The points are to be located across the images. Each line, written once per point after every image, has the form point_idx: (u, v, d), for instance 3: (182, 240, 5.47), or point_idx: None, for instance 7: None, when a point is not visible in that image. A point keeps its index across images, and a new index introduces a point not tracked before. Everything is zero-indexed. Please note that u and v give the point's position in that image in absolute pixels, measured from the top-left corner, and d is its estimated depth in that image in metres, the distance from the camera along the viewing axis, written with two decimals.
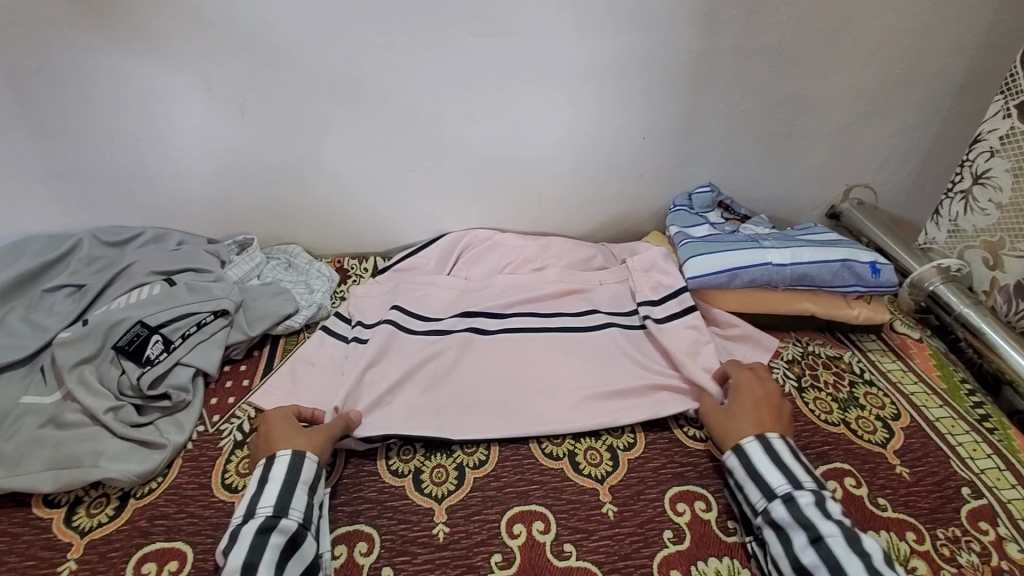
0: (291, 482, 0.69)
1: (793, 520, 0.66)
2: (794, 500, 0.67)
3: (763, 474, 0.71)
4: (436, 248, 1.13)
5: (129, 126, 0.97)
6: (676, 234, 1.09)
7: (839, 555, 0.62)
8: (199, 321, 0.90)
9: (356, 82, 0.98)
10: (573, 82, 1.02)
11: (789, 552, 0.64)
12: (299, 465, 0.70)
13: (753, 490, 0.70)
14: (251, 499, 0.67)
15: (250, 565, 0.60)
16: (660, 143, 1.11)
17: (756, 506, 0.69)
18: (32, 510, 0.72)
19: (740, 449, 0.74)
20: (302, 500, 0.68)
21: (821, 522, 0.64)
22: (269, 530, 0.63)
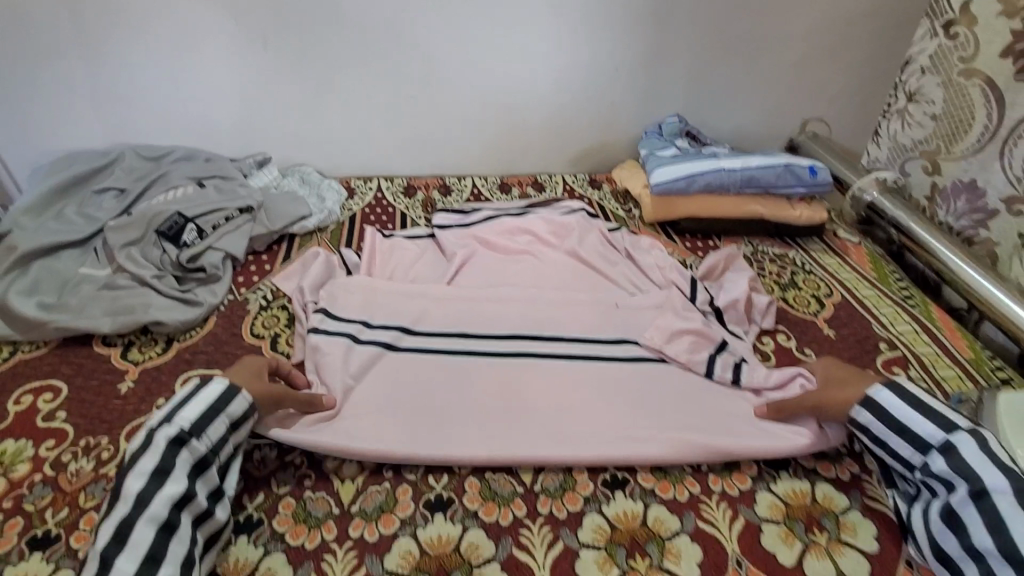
0: (216, 404, 0.66)
1: (952, 468, 0.63)
2: (953, 449, 0.63)
3: (911, 427, 0.67)
4: (424, 246, 1.10)
5: (167, 50, 1.12)
6: (646, 156, 1.24)
7: (1001, 507, 0.58)
8: (227, 215, 1.05)
9: (362, 10, 1.11)
10: (554, 14, 1.16)
11: (945, 504, 0.62)
12: (230, 398, 0.67)
13: (900, 444, 0.68)
14: (166, 411, 0.64)
15: (162, 472, 0.59)
16: (632, 74, 1.25)
17: (910, 461, 0.67)
18: (93, 347, 0.85)
19: (870, 399, 0.70)
20: (221, 429, 0.66)
21: (982, 470, 0.60)
22: (183, 445, 0.61)
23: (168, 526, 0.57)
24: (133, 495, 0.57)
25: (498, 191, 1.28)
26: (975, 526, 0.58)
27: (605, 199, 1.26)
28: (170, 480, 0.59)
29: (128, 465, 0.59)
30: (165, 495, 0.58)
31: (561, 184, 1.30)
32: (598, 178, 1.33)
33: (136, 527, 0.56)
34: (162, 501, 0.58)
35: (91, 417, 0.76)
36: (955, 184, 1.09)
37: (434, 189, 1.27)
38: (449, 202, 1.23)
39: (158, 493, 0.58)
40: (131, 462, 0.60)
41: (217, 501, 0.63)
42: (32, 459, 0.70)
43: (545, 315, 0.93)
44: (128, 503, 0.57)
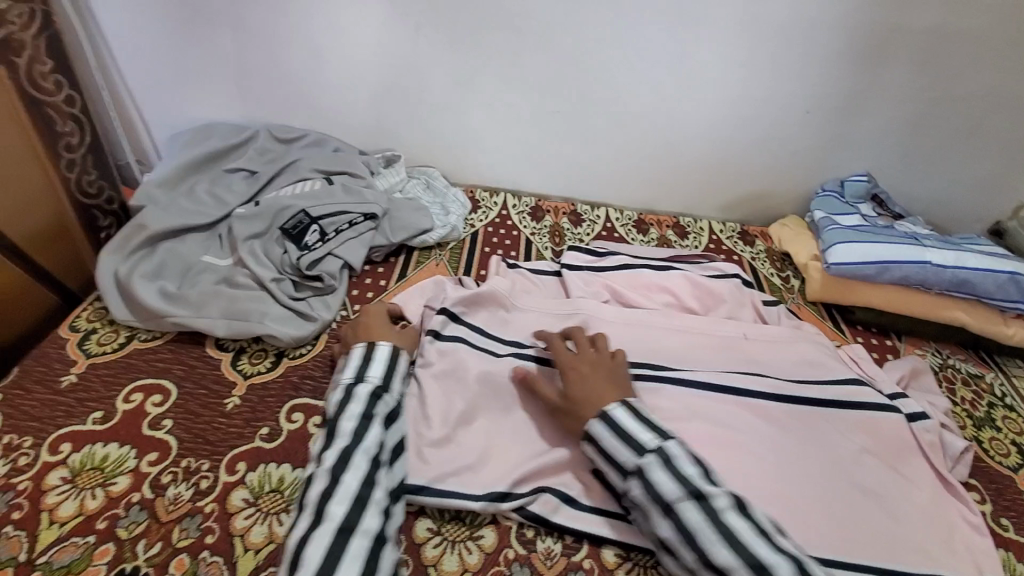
0: (392, 365, 0.75)
1: (645, 494, 0.62)
2: (644, 471, 0.62)
3: (611, 452, 0.65)
4: (547, 284, 0.98)
5: (316, 32, 1.04)
6: (821, 220, 1.05)
7: (691, 523, 0.58)
8: (351, 220, 0.98)
9: (529, 14, 0.98)
10: (749, 40, 0.98)
11: (653, 527, 0.62)
12: (399, 354, 0.77)
13: (610, 472, 0.66)
14: (355, 367, 0.73)
15: (368, 416, 0.67)
16: (824, 121, 1.06)
17: (617, 485, 0.66)
18: (207, 350, 0.83)
19: (590, 435, 0.67)
20: (399, 385, 0.74)
21: (665, 486, 0.60)
22: (378, 396, 0.69)
23: (378, 461, 0.63)
24: (348, 432, 0.64)
25: (634, 229, 1.14)
26: (684, 545, 0.59)
27: (759, 258, 1.09)
28: (375, 423, 0.66)
29: (339, 410, 0.67)
30: (373, 434, 0.65)
31: (706, 231, 1.14)
32: (750, 231, 1.16)
33: (357, 455, 0.62)
34: (371, 441, 0.64)
35: (195, 434, 0.72)
36: None
37: (563, 215, 1.15)
38: (579, 235, 1.11)
39: (366, 435, 0.64)
40: (338, 408, 0.67)
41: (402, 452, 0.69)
42: (132, 472, 0.68)
43: (682, 405, 0.81)
44: (344, 440, 0.64)
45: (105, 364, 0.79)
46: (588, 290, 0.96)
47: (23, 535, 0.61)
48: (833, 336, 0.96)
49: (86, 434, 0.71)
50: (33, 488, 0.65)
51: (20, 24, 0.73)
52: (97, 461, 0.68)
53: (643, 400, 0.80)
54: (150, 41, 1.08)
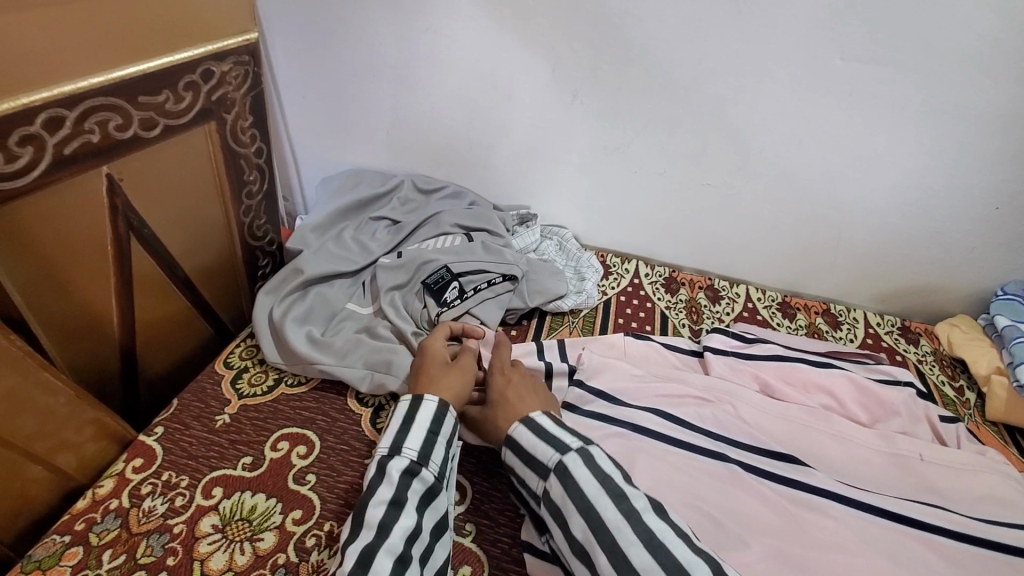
0: (436, 427, 0.65)
1: (559, 491, 0.58)
2: (562, 467, 0.59)
3: (535, 454, 0.62)
4: (688, 367, 0.92)
5: (474, 92, 1.07)
6: (1006, 329, 0.93)
7: (602, 518, 0.54)
8: (489, 280, 0.97)
9: (696, 86, 0.95)
10: (941, 128, 0.89)
11: (567, 534, 0.57)
12: (441, 416, 0.66)
13: (529, 476, 0.62)
14: (393, 434, 0.63)
15: (397, 502, 0.58)
16: (1017, 218, 0.94)
17: (537, 492, 0.62)
18: (347, 402, 0.83)
19: (509, 444, 0.65)
20: (442, 452, 0.64)
21: (585, 484, 0.57)
22: (413, 475, 0.60)
23: (404, 560, 0.56)
24: (375, 524, 0.57)
25: (778, 313, 1.06)
26: (593, 547, 0.54)
27: (926, 362, 0.97)
28: (404, 512, 0.58)
29: (367, 495, 0.59)
30: (401, 527, 0.57)
31: (862, 323, 1.04)
32: (912, 327, 1.04)
33: (379, 558, 0.54)
34: (398, 535, 0.56)
35: (337, 494, 0.71)
36: None
37: (699, 289, 1.10)
38: (718, 314, 1.04)
39: (391, 531, 0.56)
40: (367, 492, 0.59)
41: (436, 538, 0.61)
42: (278, 530, 0.67)
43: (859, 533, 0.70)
44: (370, 534, 0.56)
45: (255, 406, 0.81)
46: (735, 380, 0.89)
47: None
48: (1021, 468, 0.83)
49: (237, 480, 0.71)
50: (188, 532, 0.66)
51: (235, 84, 0.79)
52: (246, 512, 0.68)
53: (808, 520, 0.71)
54: (318, 91, 1.15)
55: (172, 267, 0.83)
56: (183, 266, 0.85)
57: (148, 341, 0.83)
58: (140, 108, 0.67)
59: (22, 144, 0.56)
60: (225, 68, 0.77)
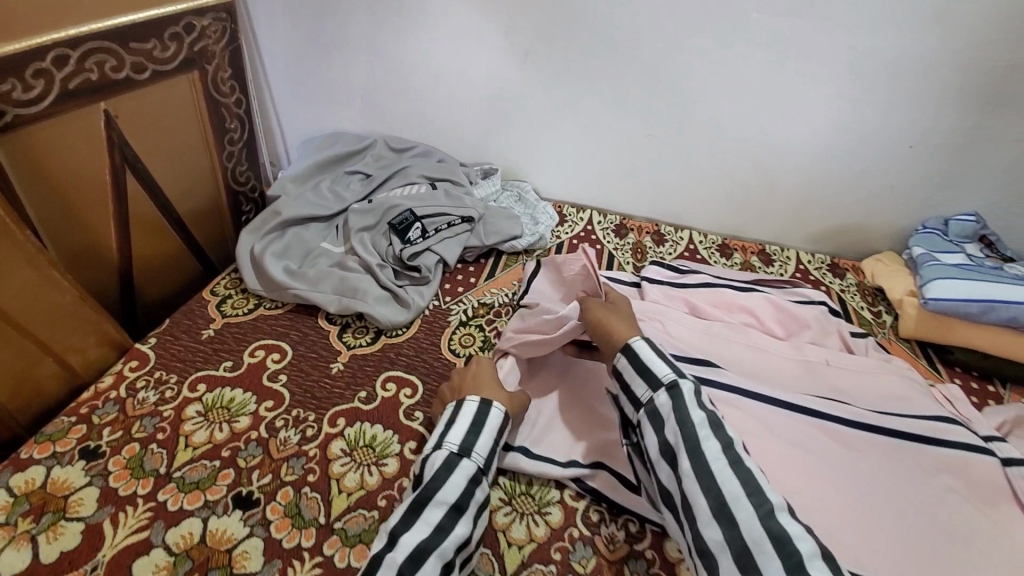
0: (497, 439, 0.70)
1: (668, 406, 0.67)
2: (677, 388, 0.67)
3: (651, 368, 0.71)
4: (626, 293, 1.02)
5: (437, 56, 1.17)
6: (921, 256, 1.01)
7: (700, 437, 0.62)
8: (449, 221, 1.08)
9: (632, 42, 1.04)
10: (854, 74, 0.97)
11: (659, 436, 0.66)
12: (485, 413, 0.71)
13: (638, 385, 0.71)
14: (464, 435, 0.68)
15: (458, 508, 0.61)
16: (930, 156, 1.02)
17: (640, 399, 0.70)
18: (318, 321, 0.94)
19: (627, 349, 0.73)
20: (485, 445, 0.68)
21: (691, 406, 0.65)
22: (476, 481, 0.64)
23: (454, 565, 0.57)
24: (434, 522, 0.59)
25: (717, 252, 1.16)
26: (680, 451, 0.62)
27: (849, 291, 1.06)
28: (460, 521, 0.60)
29: (430, 489, 0.61)
30: (455, 535, 0.59)
31: (794, 261, 1.13)
32: (841, 264, 1.13)
33: (432, 559, 0.56)
34: (453, 541, 0.58)
35: (304, 389, 0.82)
36: None
37: (647, 234, 1.19)
38: (661, 253, 1.15)
39: (450, 532, 0.59)
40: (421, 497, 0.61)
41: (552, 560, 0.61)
42: (252, 415, 0.78)
43: (765, 420, 0.77)
44: (427, 529, 0.58)
45: (237, 323, 0.92)
46: (666, 302, 0.98)
47: (164, 452, 0.73)
48: (927, 374, 0.90)
49: (219, 378, 0.83)
50: (174, 415, 0.77)
51: (214, 38, 0.93)
52: (225, 401, 0.80)
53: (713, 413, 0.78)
54: (298, 61, 1.26)
55: (166, 208, 0.95)
56: (176, 207, 0.97)
57: (145, 272, 0.95)
58: (131, 52, 0.80)
59: (35, 76, 0.68)
60: (205, 23, 0.90)
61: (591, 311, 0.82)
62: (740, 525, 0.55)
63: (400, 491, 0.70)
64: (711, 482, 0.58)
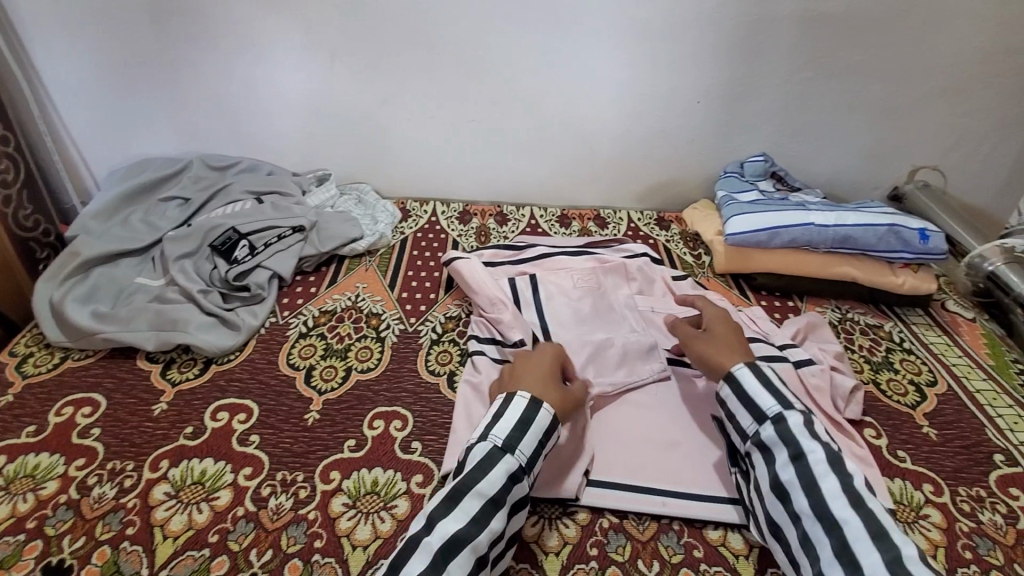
0: (546, 439, 0.66)
1: (777, 437, 0.64)
2: (783, 420, 0.65)
3: (753, 397, 0.68)
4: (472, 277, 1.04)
5: (240, 64, 1.11)
6: (723, 198, 1.12)
7: (816, 473, 0.61)
8: (279, 233, 1.04)
9: (432, 31, 1.06)
10: (636, 41, 1.06)
11: (770, 469, 0.64)
12: (535, 412, 0.66)
13: (742, 415, 0.69)
14: (510, 431, 0.64)
15: (496, 502, 0.59)
16: (716, 108, 1.14)
17: (745, 431, 0.68)
18: (137, 363, 0.87)
19: (731, 377, 0.71)
20: (532, 443, 0.64)
21: (804, 440, 0.63)
22: (516, 479, 0.61)
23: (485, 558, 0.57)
24: (471, 513, 0.58)
25: (557, 223, 1.21)
26: (793, 488, 0.61)
27: (673, 240, 1.16)
28: (496, 516, 0.59)
29: (469, 480, 0.60)
30: (489, 529, 0.58)
31: (625, 221, 1.21)
32: (666, 216, 1.23)
33: (463, 552, 0.55)
34: (487, 536, 0.57)
35: (122, 438, 0.75)
36: None
37: (490, 216, 1.22)
38: (504, 233, 1.17)
39: (485, 526, 0.58)
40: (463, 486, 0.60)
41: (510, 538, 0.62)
42: (61, 477, 0.71)
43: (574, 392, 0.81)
44: (462, 520, 0.57)
45: (39, 383, 0.83)
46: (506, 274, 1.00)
47: None
48: (737, 302, 1.00)
49: (19, 447, 0.74)
50: None
51: None
52: (28, 469, 0.71)
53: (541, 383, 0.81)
54: (86, 86, 1.15)
55: None
56: None
57: None
58: None
59: None
60: None
61: (694, 348, 0.79)
62: (865, 570, 0.54)
63: (233, 521, 0.66)
64: (832, 521, 0.57)
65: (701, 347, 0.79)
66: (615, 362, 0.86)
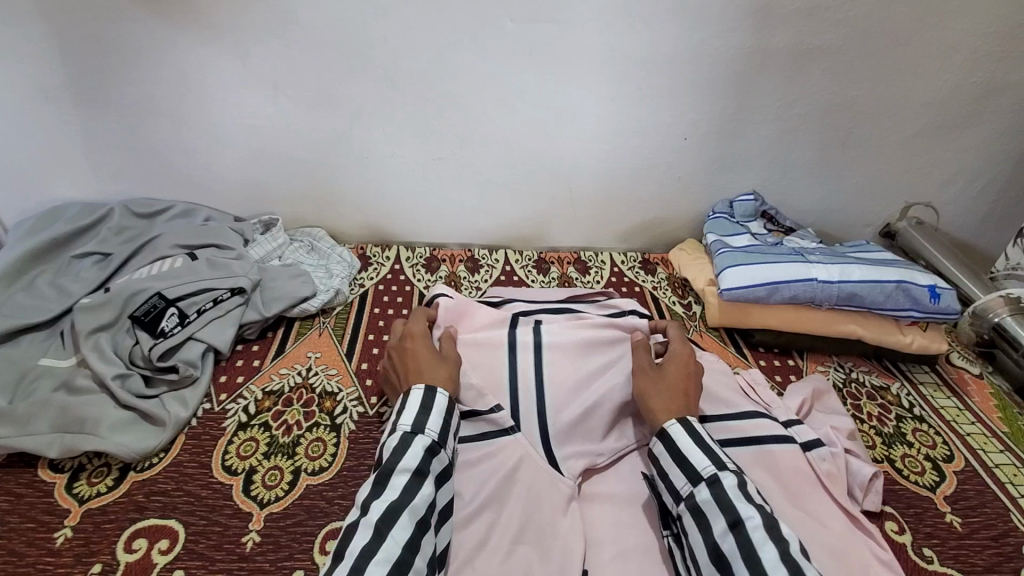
0: (450, 417, 0.67)
1: (711, 501, 0.57)
2: (718, 481, 0.58)
3: (689, 456, 0.62)
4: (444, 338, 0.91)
5: (168, 99, 0.97)
6: (714, 243, 1.03)
7: (756, 541, 0.53)
8: (215, 297, 0.89)
9: (391, 64, 0.94)
10: (619, 76, 0.96)
11: (707, 542, 0.56)
12: (432, 397, 0.66)
13: (675, 475, 0.62)
14: (413, 415, 0.64)
15: (421, 473, 0.60)
16: (704, 145, 1.05)
17: (679, 493, 0.61)
18: (37, 473, 0.72)
19: (661, 431, 0.65)
20: (439, 420, 0.65)
21: (740, 504, 0.56)
22: (434, 451, 0.62)
23: (425, 523, 0.57)
24: (400, 486, 0.58)
25: (534, 270, 1.10)
26: (735, 563, 0.53)
27: (660, 287, 1.07)
28: (425, 481, 0.59)
29: (391, 462, 0.59)
30: (422, 495, 0.58)
31: (608, 265, 1.12)
32: (652, 258, 1.14)
33: (404, 517, 0.55)
34: (422, 499, 0.58)
35: None
36: None
37: (460, 262, 1.10)
38: (476, 282, 1.06)
39: (417, 491, 0.58)
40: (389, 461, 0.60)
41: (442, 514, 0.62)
42: None
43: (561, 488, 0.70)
44: (396, 491, 0.57)
45: None
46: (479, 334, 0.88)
47: None
48: (734, 363, 0.91)
49: None
50: None
51: None
52: None
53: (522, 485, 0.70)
54: None
55: None
56: None
57: None
58: None
59: None
60: None
61: (638, 382, 0.73)
62: None
63: None
64: None
65: (646, 381, 0.73)
66: (602, 429, 0.75)
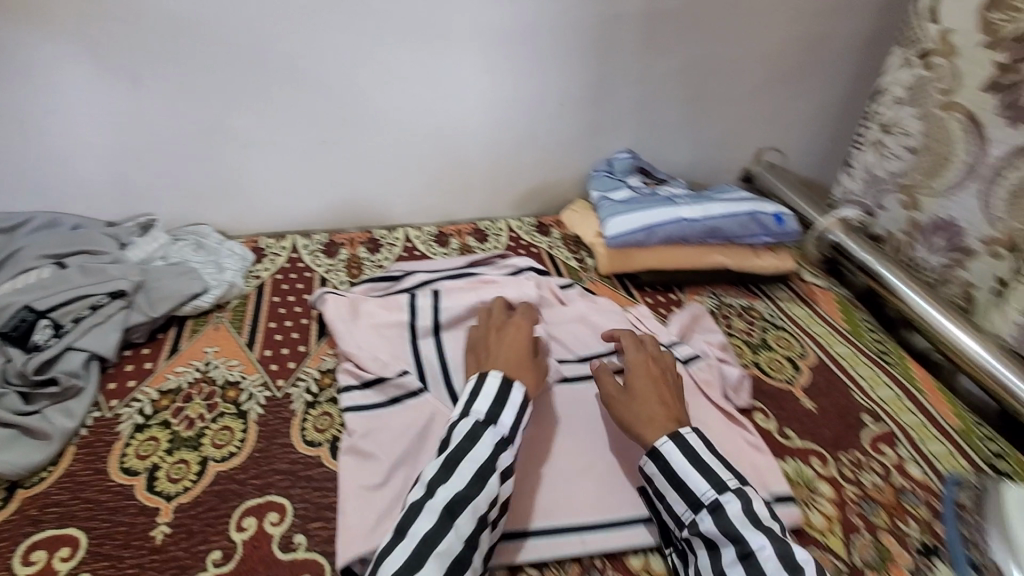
0: (522, 411, 0.69)
1: (715, 527, 0.59)
2: (722, 509, 0.60)
3: (687, 482, 0.62)
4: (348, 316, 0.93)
5: (13, 99, 0.90)
6: (597, 199, 1.12)
7: (763, 565, 0.56)
8: (93, 304, 0.85)
9: (261, 47, 0.93)
10: (490, 47, 1.01)
11: (716, 568, 0.58)
12: (508, 388, 0.69)
13: (675, 501, 0.63)
14: (490, 405, 0.67)
15: (481, 475, 0.61)
16: (579, 108, 1.12)
17: (682, 519, 0.62)
18: None
19: (655, 453, 0.65)
20: (512, 413, 0.67)
21: (748, 532, 0.58)
22: (505, 445, 0.64)
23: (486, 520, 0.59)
24: (467, 476, 0.60)
25: (435, 243, 1.12)
26: None
27: (556, 246, 1.13)
28: (485, 485, 0.60)
29: (457, 452, 0.62)
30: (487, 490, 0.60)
31: (505, 231, 1.16)
32: (546, 221, 1.20)
33: (463, 518, 0.57)
34: (487, 495, 0.59)
35: None
36: (934, 220, 1.02)
37: (360, 244, 1.10)
38: (377, 261, 1.07)
39: (483, 487, 0.60)
40: (457, 450, 0.62)
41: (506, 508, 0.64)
42: None
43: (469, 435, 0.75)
44: (458, 486, 0.59)
45: None
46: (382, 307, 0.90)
47: None
48: (623, 302, 1.00)
49: None
50: None
51: None
52: None
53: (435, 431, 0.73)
54: None
55: None
56: None
57: None
58: None
59: None
60: None
61: (615, 413, 0.71)
62: None
63: None
64: None
65: (626, 411, 0.71)
66: None
